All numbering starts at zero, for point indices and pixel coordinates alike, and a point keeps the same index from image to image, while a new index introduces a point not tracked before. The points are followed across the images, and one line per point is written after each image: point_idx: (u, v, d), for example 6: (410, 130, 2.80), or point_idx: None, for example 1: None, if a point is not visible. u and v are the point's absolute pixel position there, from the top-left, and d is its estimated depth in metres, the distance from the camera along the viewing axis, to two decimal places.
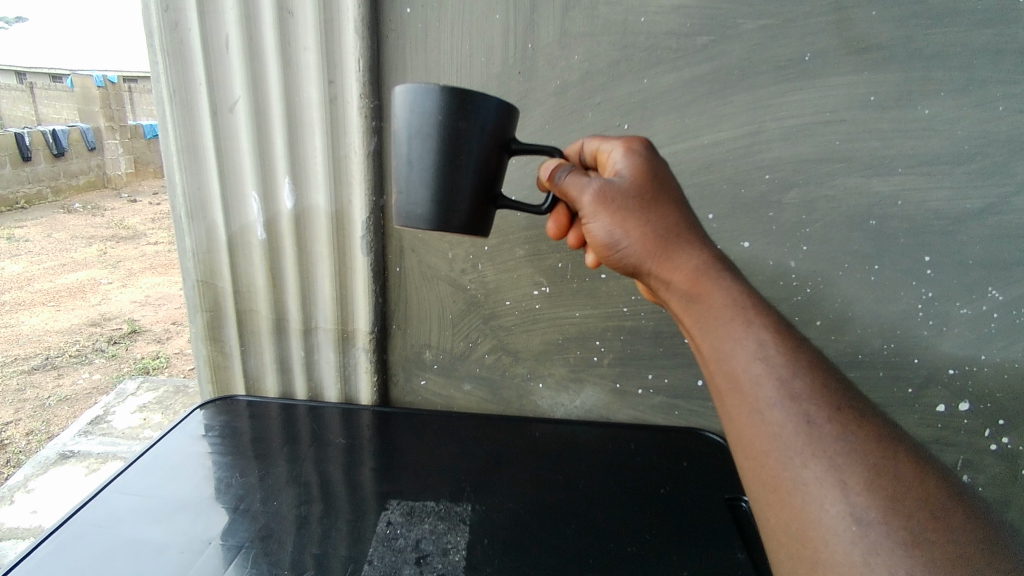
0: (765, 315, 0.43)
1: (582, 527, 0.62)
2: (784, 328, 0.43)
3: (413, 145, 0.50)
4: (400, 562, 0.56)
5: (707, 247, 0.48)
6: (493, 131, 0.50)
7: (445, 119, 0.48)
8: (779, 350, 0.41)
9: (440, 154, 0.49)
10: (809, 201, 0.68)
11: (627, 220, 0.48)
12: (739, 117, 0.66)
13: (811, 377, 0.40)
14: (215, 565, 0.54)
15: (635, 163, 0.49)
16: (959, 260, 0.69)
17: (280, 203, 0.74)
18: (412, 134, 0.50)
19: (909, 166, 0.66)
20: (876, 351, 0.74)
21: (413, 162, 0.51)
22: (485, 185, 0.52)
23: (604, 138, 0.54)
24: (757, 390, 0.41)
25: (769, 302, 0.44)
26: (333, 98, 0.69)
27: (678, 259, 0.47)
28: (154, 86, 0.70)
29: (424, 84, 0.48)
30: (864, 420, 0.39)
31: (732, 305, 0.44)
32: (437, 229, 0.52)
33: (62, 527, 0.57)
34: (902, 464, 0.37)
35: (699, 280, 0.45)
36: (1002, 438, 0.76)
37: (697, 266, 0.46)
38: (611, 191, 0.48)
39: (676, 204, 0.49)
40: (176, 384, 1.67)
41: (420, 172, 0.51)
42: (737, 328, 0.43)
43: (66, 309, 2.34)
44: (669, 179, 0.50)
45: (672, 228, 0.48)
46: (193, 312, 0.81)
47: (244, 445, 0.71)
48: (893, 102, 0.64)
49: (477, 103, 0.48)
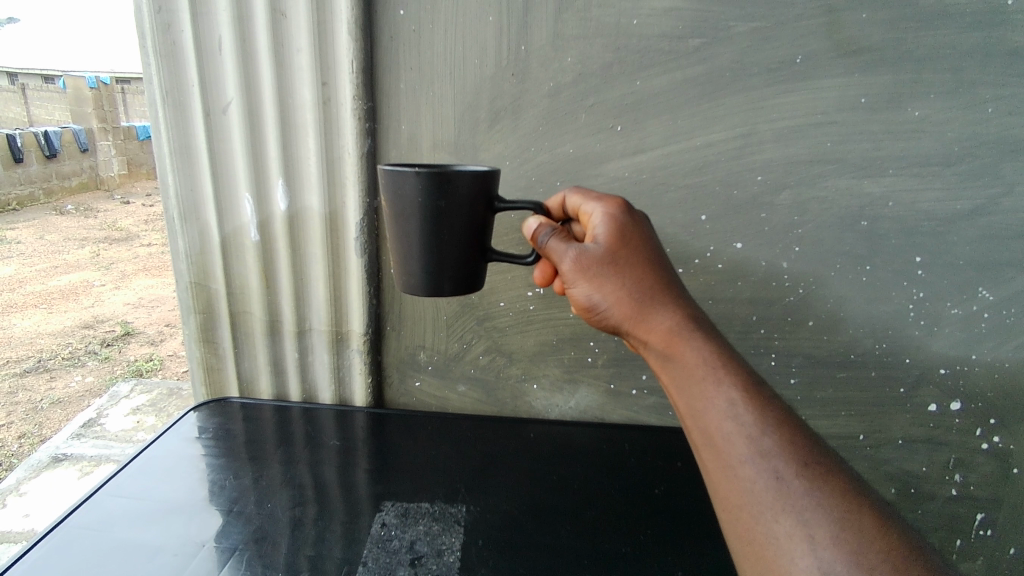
0: (736, 373, 0.44)
1: (577, 528, 0.62)
2: (754, 385, 0.44)
3: (399, 221, 0.53)
4: (394, 563, 0.56)
5: (681, 304, 0.49)
6: (476, 201, 0.52)
7: (426, 199, 0.50)
8: (749, 409, 0.42)
9: (428, 231, 0.52)
10: (801, 202, 0.69)
11: (603, 282, 0.49)
12: (731, 119, 0.66)
13: (780, 434, 0.41)
14: (209, 566, 0.54)
15: (611, 225, 0.50)
16: (949, 261, 0.70)
17: (273, 205, 0.74)
18: (397, 212, 0.52)
19: (899, 167, 0.67)
20: (868, 351, 0.74)
21: (403, 235, 0.54)
22: (475, 246, 0.55)
23: (585, 195, 0.55)
24: (729, 449, 0.42)
25: (741, 360, 0.45)
26: (326, 99, 0.69)
27: (653, 317, 0.48)
28: (146, 88, 0.69)
29: (402, 169, 0.50)
30: (831, 475, 0.40)
31: (705, 364, 0.45)
32: (432, 293, 0.56)
33: (55, 529, 0.57)
34: (866, 518, 0.38)
35: (673, 339, 0.46)
36: (992, 437, 0.76)
37: (672, 324, 0.47)
38: (587, 258, 0.49)
39: (653, 263, 0.50)
40: (169, 386, 1.66)
41: (410, 247, 0.54)
42: (709, 387, 0.44)
43: (59, 312, 2.32)
44: (647, 237, 0.51)
45: (647, 286, 0.49)
46: (186, 314, 0.80)
47: (238, 447, 0.71)
48: (884, 103, 0.64)
49: (455, 182, 0.50)
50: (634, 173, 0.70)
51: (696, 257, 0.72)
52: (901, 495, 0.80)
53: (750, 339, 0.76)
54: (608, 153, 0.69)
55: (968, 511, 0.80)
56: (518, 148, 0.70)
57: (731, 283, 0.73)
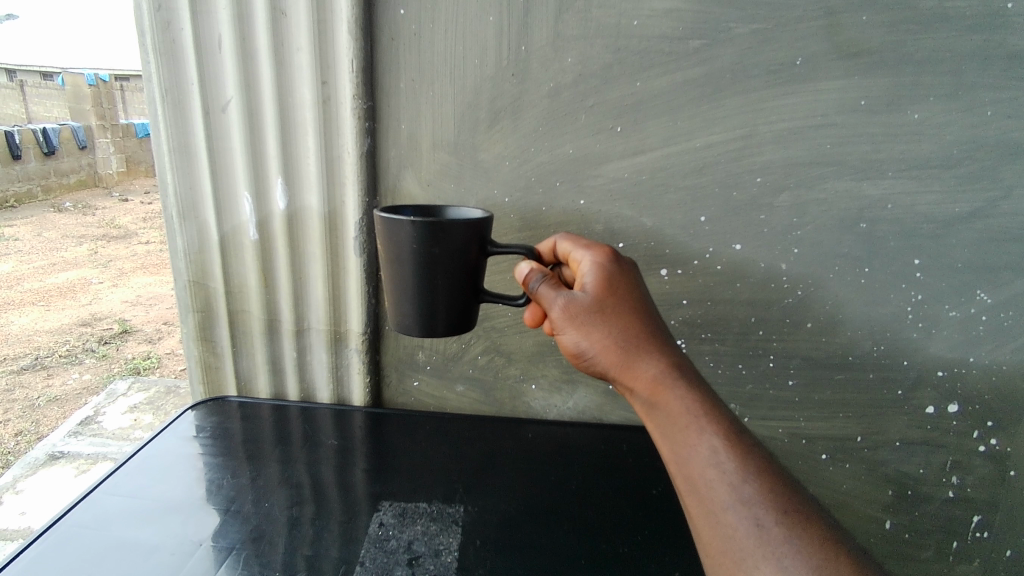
0: (719, 421, 0.47)
1: (574, 528, 0.62)
2: (734, 433, 0.47)
3: (394, 266, 0.55)
4: (392, 563, 0.56)
5: (667, 353, 0.51)
6: (467, 248, 0.54)
7: (420, 247, 0.53)
8: (730, 456, 0.45)
9: (422, 276, 0.55)
10: (801, 204, 0.69)
11: (591, 330, 0.52)
12: (731, 120, 0.66)
13: (760, 481, 0.44)
14: (206, 566, 0.53)
15: (599, 274, 0.54)
16: (947, 264, 0.70)
17: (273, 204, 0.73)
18: (393, 258, 0.55)
19: (898, 170, 0.67)
20: (867, 353, 0.74)
21: (398, 279, 0.56)
22: (467, 287, 0.57)
23: (576, 245, 0.58)
24: (711, 494, 0.45)
25: (722, 409, 0.48)
26: (326, 99, 0.69)
27: (639, 365, 0.50)
28: (145, 86, 0.69)
29: (397, 218, 0.52)
30: (809, 522, 0.43)
31: (688, 411, 0.47)
32: (426, 332, 0.58)
33: (52, 528, 0.57)
34: (843, 565, 0.40)
35: (657, 386, 0.49)
36: (989, 439, 0.76)
37: (657, 372, 0.50)
38: (576, 305, 0.53)
39: (639, 312, 0.53)
40: (167, 384, 1.66)
41: (405, 290, 0.56)
42: (692, 435, 0.46)
43: (56, 309, 2.31)
44: (633, 286, 0.54)
45: (634, 335, 0.51)
46: (184, 313, 0.80)
47: (236, 447, 0.71)
48: (884, 106, 0.64)
49: (448, 232, 0.52)
50: (634, 174, 0.70)
51: (695, 258, 0.73)
52: (899, 497, 0.81)
53: (749, 340, 0.76)
54: (608, 154, 0.69)
55: (965, 513, 0.80)
56: (518, 149, 0.70)
57: (730, 284, 0.73)
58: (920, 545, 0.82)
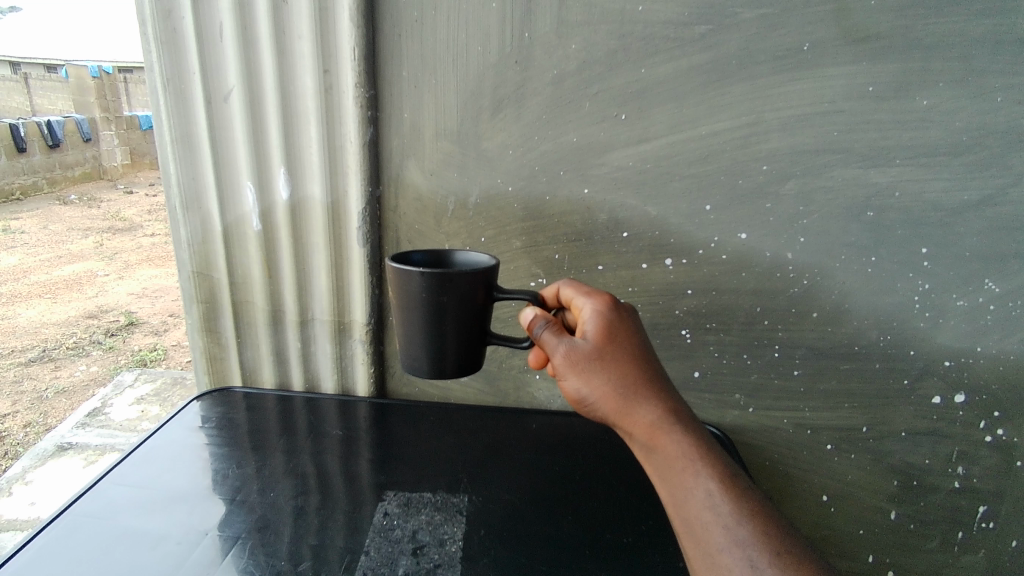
0: (715, 465, 0.46)
1: (578, 518, 0.62)
2: (730, 477, 0.45)
3: (404, 312, 0.55)
4: (396, 552, 0.56)
5: (667, 399, 0.49)
6: (476, 297, 0.53)
7: (429, 296, 0.52)
8: (725, 499, 0.44)
9: (431, 323, 0.54)
10: (807, 192, 0.68)
11: (590, 376, 0.49)
12: (737, 108, 0.66)
13: (754, 524, 0.43)
14: (213, 554, 0.54)
15: (600, 320, 0.51)
16: (955, 252, 0.69)
17: (276, 194, 0.73)
18: (403, 305, 0.54)
19: (906, 157, 0.66)
20: (873, 343, 0.74)
21: (407, 325, 0.55)
22: (477, 333, 0.56)
23: (578, 290, 0.55)
24: (707, 538, 0.43)
25: (719, 454, 0.47)
26: (328, 88, 0.68)
27: (637, 409, 0.47)
28: (147, 76, 0.69)
29: (407, 268, 0.52)
30: (805, 565, 0.41)
31: (685, 456, 0.46)
32: (435, 376, 0.57)
33: (60, 517, 0.57)
34: None
35: (656, 431, 0.47)
36: (997, 430, 0.75)
37: (655, 417, 0.47)
38: (577, 353, 0.49)
39: (640, 359, 0.49)
40: (173, 375, 1.67)
41: (413, 336, 0.55)
42: (689, 478, 0.45)
43: (63, 302, 2.32)
44: (634, 332, 0.51)
45: (633, 382, 0.48)
46: (189, 304, 0.80)
47: (242, 437, 0.71)
48: (892, 92, 0.64)
49: (456, 281, 0.51)
50: (638, 163, 0.69)
51: (700, 247, 0.72)
52: (903, 487, 0.80)
53: (754, 330, 0.76)
54: (612, 142, 0.69)
55: (970, 503, 0.79)
56: (521, 137, 0.70)
57: (735, 274, 0.73)
58: (924, 536, 0.82)
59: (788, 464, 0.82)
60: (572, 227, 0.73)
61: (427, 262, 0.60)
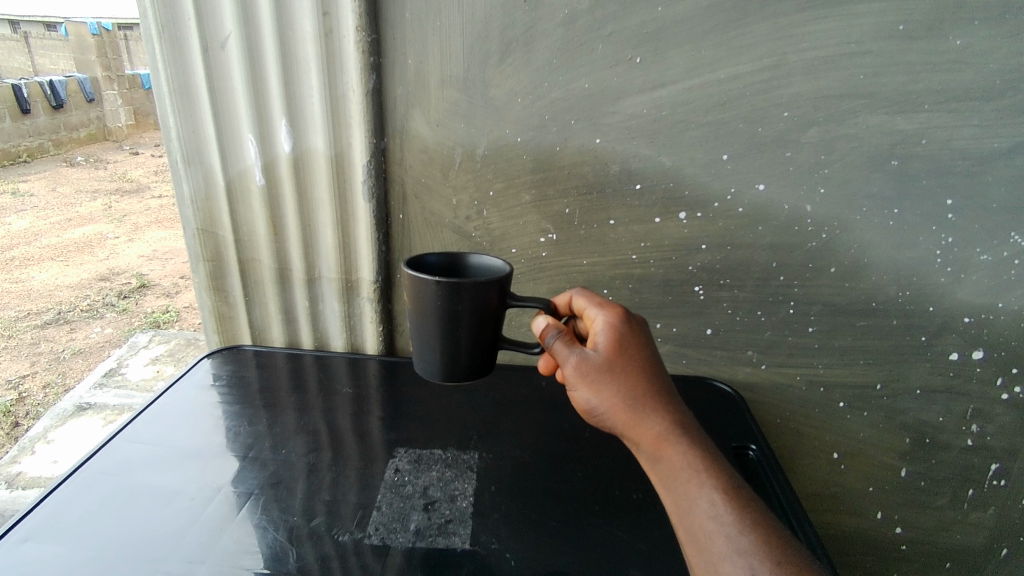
0: (719, 474, 0.44)
1: (589, 475, 0.61)
2: (735, 487, 0.44)
3: (418, 317, 0.52)
4: (408, 507, 0.56)
5: (674, 411, 0.47)
6: (490, 305, 0.50)
7: (443, 303, 0.50)
8: (729, 509, 0.42)
9: (445, 329, 0.52)
10: (829, 140, 0.65)
11: (597, 386, 0.47)
12: (758, 49, 0.62)
13: (756, 534, 0.41)
14: (227, 510, 0.54)
15: (611, 329, 0.49)
16: (981, 204, 0.66)
17: (278, 146, 0.72)
18: (417, 310, 0.52)
19: (935, 102, 0.63)
20: (891, 299, 0.72)
21: (421, 330, 0.53)
22: (491, 339, 0.53)
23: (590, 297, 0.52)
24: (707, 547, 0.41)
25: (724, 464, 0.45)
26: (328, 31, 0.66)
27: (644, 419, 0.46)
28: (142, 22, 0.67)
29: (422, 276, 0.49)
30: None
31: (690, 466, 0.44)
32: (448, 378, 0.55)
33: (74, 475, 0.58)
34: None
35: (661, 442, 0.45)
36: (1013, 387, 0.73)
37: (662, 428, 0.46)
38: (587, 363, 0.47)
39: (650, 370, 0.48)
40: (187, 336, 1.68)
41: (427, 340, 0.53)
42: (692, 487, 0.43)
43: (76, 265, 2.33)
44: (645, 343, 0.49)
45: (641, 393, 0.46)
46: (195, 262, 0.79)
47: (253, 395, 0.71)
48: (924, 31, 0.60)
49: (470, 290, 0.49)
50: (653, 110, 0.66)
51: (715, 200, 0.70)
52: (916, 445, 0.79)
53: (770, 286, 0.74)
54: (626, 88, 0.66)
55: (982, 461, 0.78)
56: (531, 84, 0.67)
57: (752, 227, 0.71)
58: (935, 493, 0.81)
59: (800, 422, 0.82)
60: (583, 180, 0.71)
61: (441, 263, 0.56)
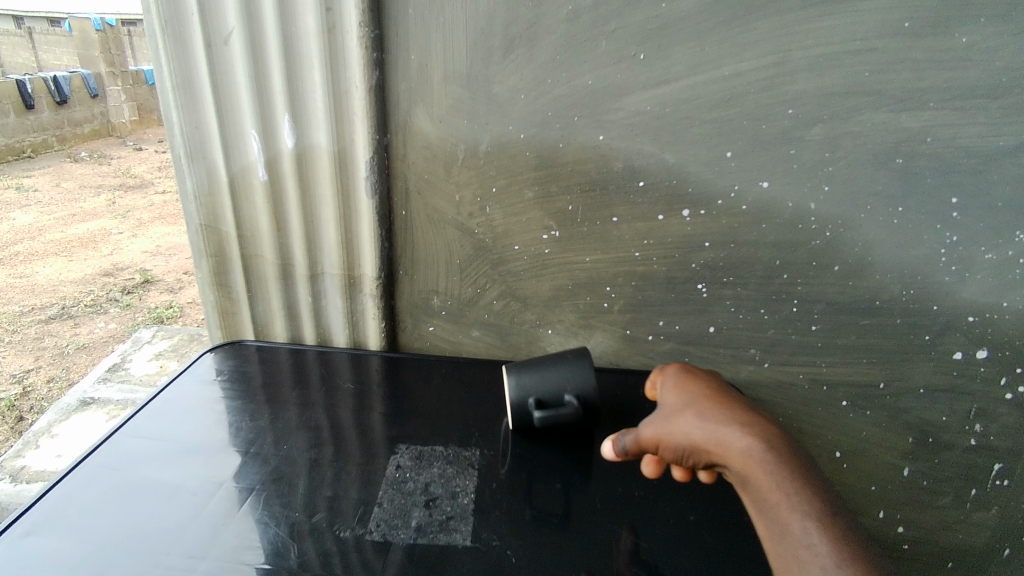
0: (805, 493, 0.45)
1: (591, 472, 0.61)
2: (826, 509, 0.44)
3: (556, 379, 0.64)
4: (409, 504, 0.56)
5: (760, 429, 0.49)
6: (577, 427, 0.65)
7: (578, 395, 0.64)
8: (819, 528, 0.43)
9: (551, 403, 0.64)
10: (834, 138, 0.65)
11: (678, 421, 0.53)
12: (762, 45, 0.62)
13: (843, 551, 0.41)
14: (228, 505, 0.54)
15: (674, 382, 0.57)
16: (986, 203, 0.65)
17: (281, 142, 0.71)
18: (565, 376, 0.64)
19: (941, 100, 0.62)
20: (895, 298, 0.72)
21: (542, 380, 0.64)
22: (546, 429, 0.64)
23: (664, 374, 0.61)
24: (797, 564, 0.42)
25: (813, 483, 0.45)
26: (332, 27, 0.66)
27: (726, 439, 0.49)
28: (145, 17, 0.66)
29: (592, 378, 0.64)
30: None
31: (777, 484, 0.46)
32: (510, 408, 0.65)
33: (75, 469, 0.58)
34: None
35: (747, 460, 0.47)
36: (1018, 387, 0.73)
37: (745, 445, 0.48)
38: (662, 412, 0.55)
39: (726, 405, 0.52)
40: (190, 331, 1.68)
41: (541, 377, 0.65)
42: (778, 505, 0.45)
43: (80, 260, 2.34)
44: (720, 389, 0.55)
45: (720, 419, 0.51)
46: (198, 257, 0.80)
47: (256, 390, 0.71)
48: (929, 28, 0.60)
49: (590, 414, 0.65)
50: (657, 107, 0.66)
51: (719, 198, 0.70)
52: (919, 444, 0.79)
53: (773, 284, 0.74)
54: (629, 85, 0.66)
55: (985, 460, 0.78)
56: (534, 80, 0.67)
57: (755, 225, 0.71)
58: (937, 492, 0.81)
59: (802, 421, 0.81)
60: (586, 177, 0.71)
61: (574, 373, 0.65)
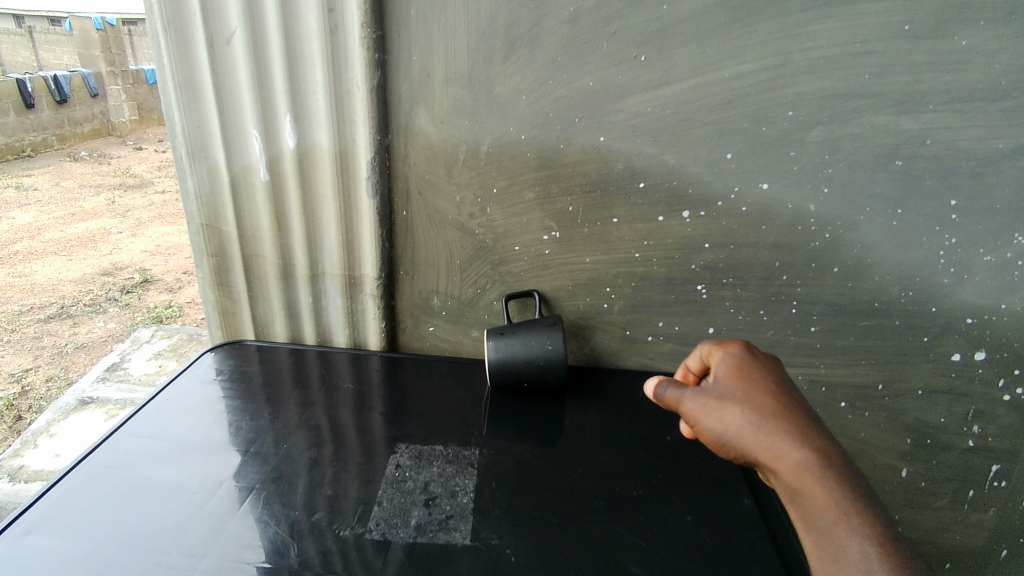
0: (868, 521, 0.41)
1: (590, 471, 0.62)
2: (890, 541, 0.41)
3: (529, 344, 0.70)
4: (409, 503, 0.56)
5: (817, 442, 0.45)
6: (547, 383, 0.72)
7: (546, 357, 0.71)
8: (885, 564, 0.39)
9: (523, 364, 0.71)
10: (834, 140, 0.65)
11: (725, 410, 0.48)
12: (763, 48, 0.62)
13: None
14: (228, 504, 0.54)
15: (731, 363, 0.52)
16: (985, 205, 0.66)
17: (282, 143, 0.72)
18: (537, 342, 0.70)
19: (940, 102, 0.62)
20: (894, 299, 0.72)
21: (515, 345, 0.71)
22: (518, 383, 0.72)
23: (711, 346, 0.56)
24: None
25: (876, 513, 0.42)
26: (334, 28, 0.66)
27: (780, 449, 0.45)
28: (147, 17, 0.67)
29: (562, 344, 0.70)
30: None
31: (837, 506, 0.42)
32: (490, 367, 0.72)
33: (76, 468, 0.58)
34: None
35: (802, 474, 0.44)
36: (1015, 389, 0.73)
37: (801, 457, 0.44)
38: (708, 394, 0.50)
39: (781, 404, 0.48)
40: (189, 331, 1.68)
41: (516, 343, 0.71)
42: (837, 529, 0.41)
43: (80, 260, 2.33)
44: (773, 379, 0.50)
45: (778, 422, 0.47)
46: (199, 257, 0.80)
47: (256, 390, 0.71)
48: (930, 31, 0.60)
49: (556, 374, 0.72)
50: (658, 108, 0.66)
51: (719, 199, 0.70)
52: (917, 445, 0.79)
53: (773, 285, 0.74)
54: (631, 86, 0.66)
55: (983, 461, 0.78)
56: (536, 82, 0.67)
57: (755, 227, 0.71)
58: (935, 493, 0.81)
59: None
60: (587, 177, 0.71)
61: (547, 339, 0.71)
